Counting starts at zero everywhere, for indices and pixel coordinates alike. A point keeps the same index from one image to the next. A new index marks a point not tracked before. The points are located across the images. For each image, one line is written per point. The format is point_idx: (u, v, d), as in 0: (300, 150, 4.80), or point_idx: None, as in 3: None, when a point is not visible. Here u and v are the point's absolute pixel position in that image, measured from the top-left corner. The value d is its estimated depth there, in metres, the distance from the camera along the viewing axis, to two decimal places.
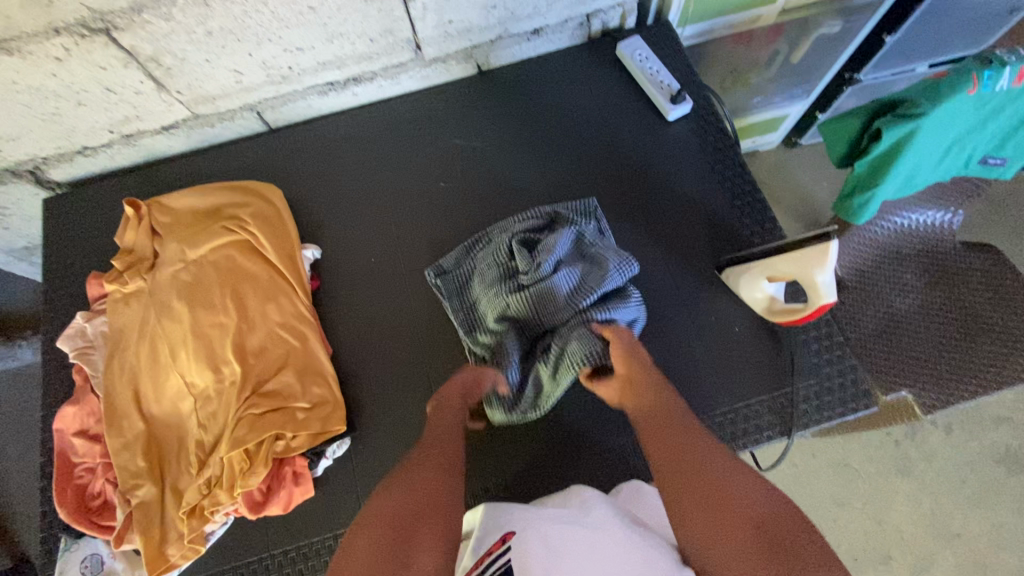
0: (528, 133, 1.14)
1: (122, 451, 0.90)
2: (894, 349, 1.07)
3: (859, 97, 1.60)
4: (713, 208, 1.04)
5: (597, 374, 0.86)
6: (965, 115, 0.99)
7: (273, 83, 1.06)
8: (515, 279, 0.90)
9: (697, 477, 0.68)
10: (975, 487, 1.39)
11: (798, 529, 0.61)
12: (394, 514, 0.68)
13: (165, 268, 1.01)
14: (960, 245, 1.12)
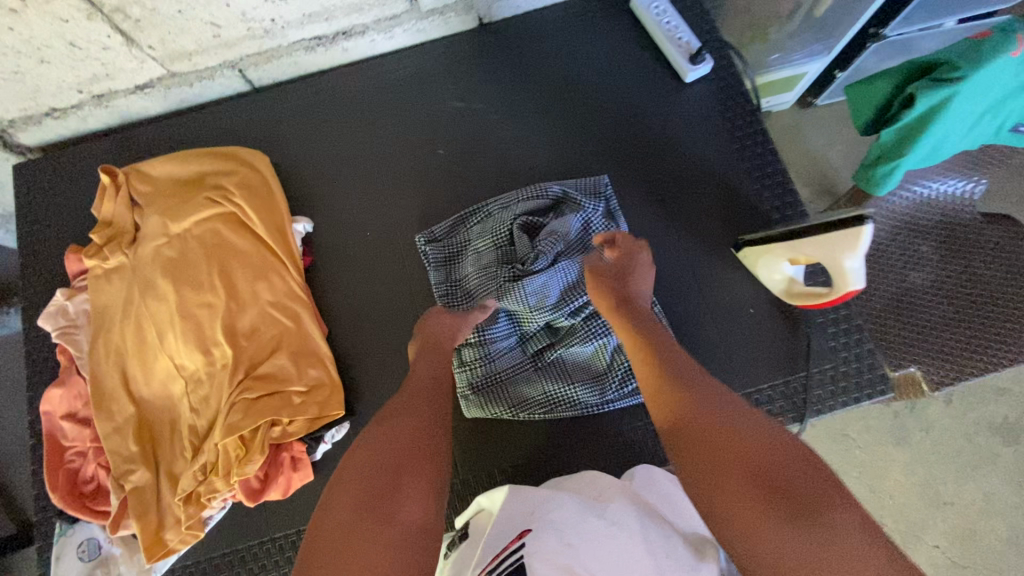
0: (534, 95, 1.05)
1: (113, 435, 0.87)
2: (908, 324, 0.99)
3: (881, 55, 1.42)
4: (732, 180, 0.98)
5: (587, 387, 0.91)
6: (1006, 79, 0.93)
7: (255, 38, 0.96)
8: (513, 267, 0.91)
9: (703, 428, 0.62)
10: (970, 456, 1.33)
11: (814, 480, 0.54)
12: (387, 471, 0.63)
13: (147, 242, 0.95)
14: (979, 215, 1.02)
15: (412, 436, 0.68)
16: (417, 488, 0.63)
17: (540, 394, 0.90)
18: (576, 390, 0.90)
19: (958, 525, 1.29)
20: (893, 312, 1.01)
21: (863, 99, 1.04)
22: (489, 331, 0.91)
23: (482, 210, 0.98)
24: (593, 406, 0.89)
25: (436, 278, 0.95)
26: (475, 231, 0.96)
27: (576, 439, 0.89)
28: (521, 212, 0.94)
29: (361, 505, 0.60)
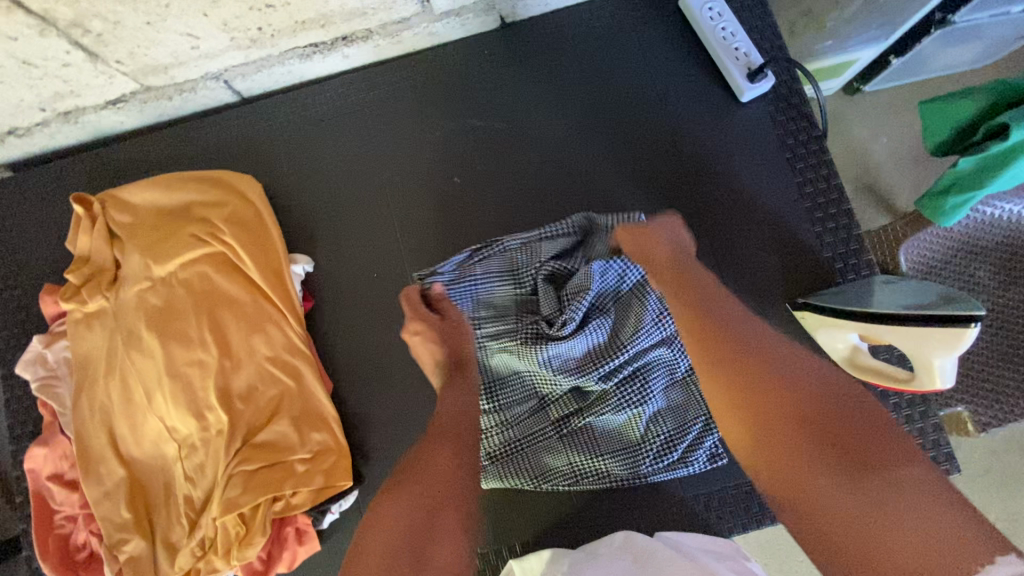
0: (562, 112, 0.91)
1: (103, 501, 0.80)
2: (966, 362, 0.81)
3: (942, 43, 1.16)
4: (788, 221, 0.86)
5: (619, 456, 0.82)
6: None
7: (240, 48, 0.82)
8: (534, 322, 0.79)
9: (761, 394, 0.61)
10: (999, 477, 1.19)
11: (881, 446, 0.54)
12: (417, 514, 0.61)
13: (128, 285, 0.85)
14: None
15: (443, 473, 0.65)
16: (448, 533, 0.61)
17: (565, 466, 0.82)
18: (605, 462, 0.81)
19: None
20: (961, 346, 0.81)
21: (939, 117, 0.81)
22: (504, 396, 0.82)
23: (498, 245, 0.83)
24: (625, 479, 0.82)
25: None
26: (489, 269, 0.82)
27: (604, 511, 0.82)
28: (546, 255, 0.81)
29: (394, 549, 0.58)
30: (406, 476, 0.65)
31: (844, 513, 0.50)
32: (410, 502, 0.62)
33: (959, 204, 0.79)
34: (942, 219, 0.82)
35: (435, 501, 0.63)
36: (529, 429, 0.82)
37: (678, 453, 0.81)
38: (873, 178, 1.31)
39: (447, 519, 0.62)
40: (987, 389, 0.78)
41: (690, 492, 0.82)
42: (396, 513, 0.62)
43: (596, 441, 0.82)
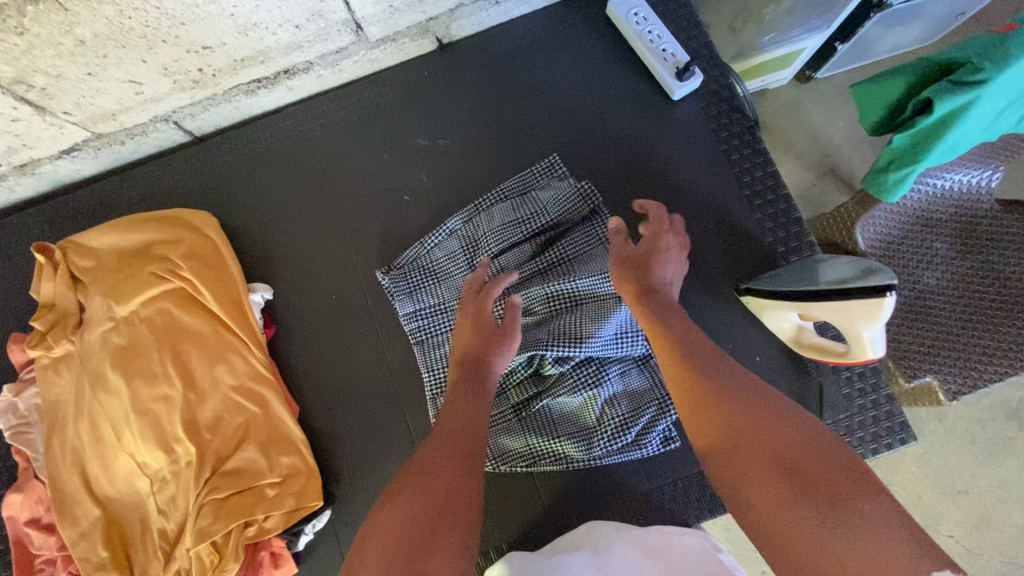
0: (504, 125, 0.94)
1: (80, 542, 0.81)
2: (922, 331, 0.84)
3: (885, 24, 1.19)
4: (729, 211, 0.88)
5: (580, 439, 0.83)
6: None
7: (184, 89, 0.85)
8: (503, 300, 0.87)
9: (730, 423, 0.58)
10: (985, 445, 1.20)
11: (844, 473, 0.50)
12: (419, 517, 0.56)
13: (92, 328, 0.86)
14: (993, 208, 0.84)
15: (449, 487, 0.60)
16: (449, 541, 0.55)
17: (522, 448, 0.84)
18: (562, 444, 0.83)
19: (974, 515, 1.18)
20: (911, 319, 0.85)
21: (871, 100, 0.83)
22: None
23: (444, 228, 0.90)
24: (580, 461, 0.83)
25: (404, 310, 0.88)
26: (442, 251, 0.90)
27: (573, 510, 0.83)
28: (502, 233, 0.87)
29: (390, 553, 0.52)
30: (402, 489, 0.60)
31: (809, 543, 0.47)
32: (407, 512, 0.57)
33: (900, 179, 0.80)
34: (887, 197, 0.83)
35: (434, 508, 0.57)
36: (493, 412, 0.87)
37: (632, 436, 0.83)
38: (826, 162, 1.35)
39: (452, 529, 0.56)
40: (943, 355, 0.82)
41: (658, 482, 0.84)
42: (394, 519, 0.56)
43: (557, 417, 0.85)
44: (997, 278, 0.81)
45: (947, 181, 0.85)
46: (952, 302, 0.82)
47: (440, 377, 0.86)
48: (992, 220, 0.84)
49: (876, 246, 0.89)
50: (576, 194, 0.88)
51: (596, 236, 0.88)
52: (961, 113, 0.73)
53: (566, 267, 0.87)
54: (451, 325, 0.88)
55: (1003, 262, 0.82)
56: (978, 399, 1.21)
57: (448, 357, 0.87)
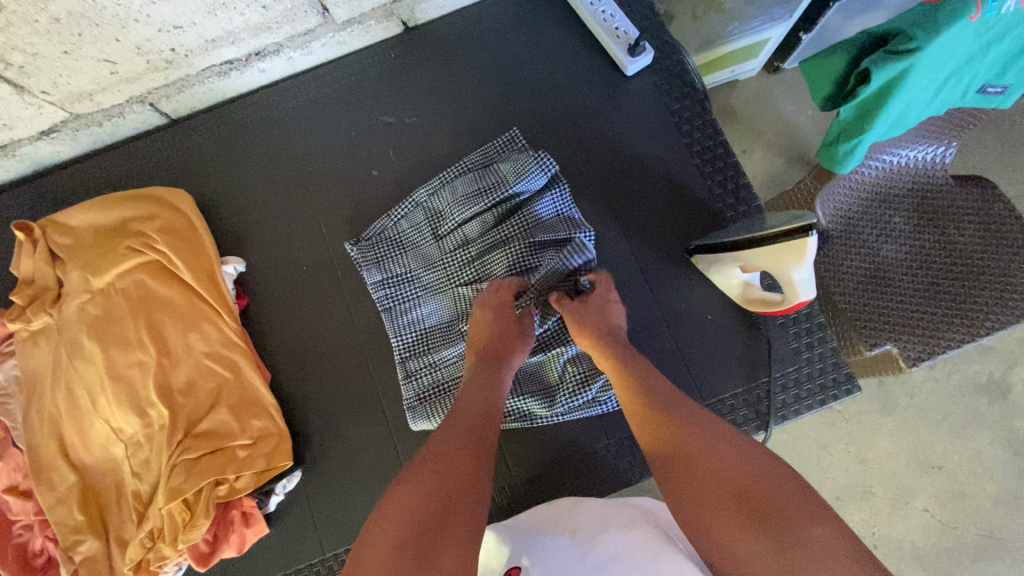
0: (467, 102, 0.98)
1: (57, 507, 0.83)
2: (881, 300, 0.86)
3: (849, 10, 1.24)
4: (681, 179, 0.92)
5: (545, 397, 0.87)
6: (965, 45, 0.74)
7: (158, 70, 0.90)
8: (468, 268, 0.90)
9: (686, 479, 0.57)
10: (954, 419, 1.23)
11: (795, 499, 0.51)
12: (430, 512, 0.55)
13: (70, 300, 0.89)
14: (952, 181, 0.88)
15: (463, 475, 0.60)
16: (460, 536, 0.54)
17: None
18: (527, 402, 0.86)
19: (947, 490, 1.21)
20: (870, 290, 0.87)
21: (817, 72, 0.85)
22: (436, 341, 0.90)
23: (411, 201, 0.93)
24: (543, 417, 0.87)
25: (371, 279, 0.91)
26: (408, 222, 0.93)
27: (534, 467, 0.87)
28: (466, 204, 0.91)
29: (400, 542, 0.52)
30: (417, 471, 0.60)
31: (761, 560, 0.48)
32: (421, 496, 0.57)
33: (849, 149, 0.82)
34: (838, 166, 0.86)
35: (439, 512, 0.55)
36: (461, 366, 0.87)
37: (593, 393, 0.86)
38: (789, 146, 1.40)
39: (458, 521, 0.55)
40: (901, 324, 0.82)
41: (618, 437, 0.87)
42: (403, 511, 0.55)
43: (524, 376, 0.89)
44: (955, 248, 0.84)
45: (904, 157, 0.89)
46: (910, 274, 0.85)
47: (410, 341, 0.90)
48: (951, 195, 0.88)
49: (835, 222, 0.91)
50: (533, 161, 0.89)
51: (557, 202, 0.90)
52: (898, 80, 0.74)
53: (528, 233, 0.89)
54: (419, 293, 0.91)
55: (959, 232, 0.85)
56: (947, 374, 1.24)
57: (416, 322, 0.91)
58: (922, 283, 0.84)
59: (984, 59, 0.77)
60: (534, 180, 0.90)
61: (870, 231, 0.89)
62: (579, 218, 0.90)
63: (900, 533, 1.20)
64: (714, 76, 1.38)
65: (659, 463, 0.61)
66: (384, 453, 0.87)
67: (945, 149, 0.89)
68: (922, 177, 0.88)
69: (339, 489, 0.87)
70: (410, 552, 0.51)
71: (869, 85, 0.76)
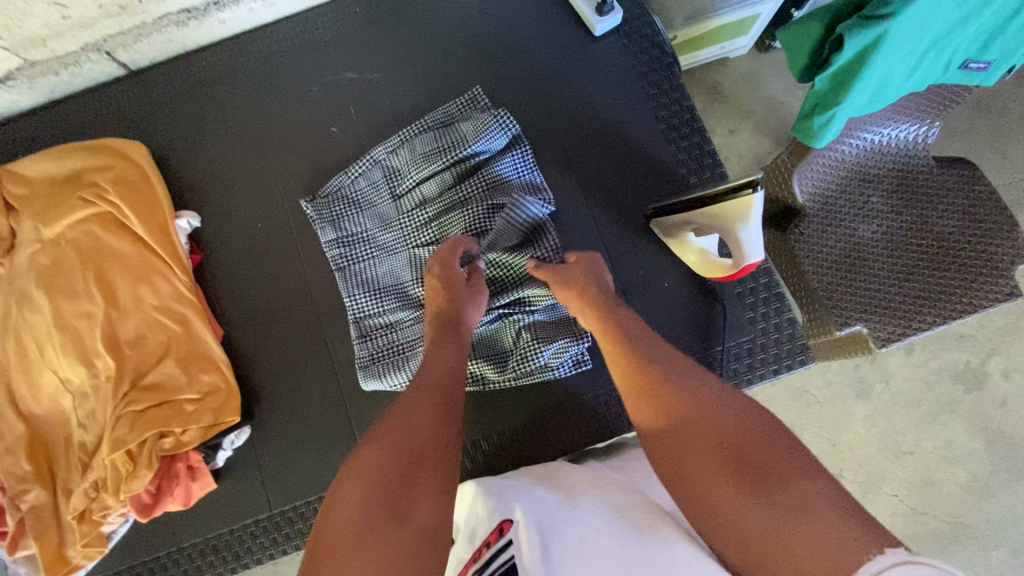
0: (431, 60, 0.95)
1: (4, 455, 0.83)
2: (855, 281, 0.84)
3: None
4: (645, 144, 0.90)
5: (498, 361, 0.86)
6: (946, 13, 0.69)
7: (111, 15, 0.87)
8: (424, 228, 0.88)
9: (675, 444, 0.54)
10: (930, 406, 1.22)
11: (785, 453, 0.48)
12: (399, 469, 0.54)
13: (20, 250, 0.88)
14: (932, 161, 0.87)
15: (431, 433, 0.58)
16: (432, 489, 0.53)
17: None
18: (480, 365, 0.86)
19: (918, 476, 1.20)
20: (845, 270, 0.85)
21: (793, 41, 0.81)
22: (391, 302, 0.88)
23: (368, 159, 0.91)
24: (495, 381, 0.86)
25: (326, 237, 0.90)
26: (367, 181, 0.92)
27: (484, 431, 0.86)
28: (424, 163, 0.89)
29: (370, 500, 0.51)
30: (386, 431, 0.58)
31: (756, 516, 0.45)
32: (388, 455, 0.55)
33: (825, 121, 0.78)
34: (812, 141, 0.82)
35: (409, 466, 0.54)
36: (419, 327, 0.86)
37: (542, 360, 0.85)
38: (773, 122, 1.37)
39: (429, 475, 0.54)
40: (873, 305, 0.81)
41: (572, 403, 0.86)
42: (373, 468, 0.54)
43: (482, 341, 0.87)
44: (930, 231, 0.84)
45: (876, 136, 0.86)
46: (886, 254, 0.83)
47: (365, 301, 0.88)
48: (929, 176, 0.86)
49: (813, 200, 0.88)
50: (493, 120, 0.88)
51: (517, 162, 0.88)
52: (871, 49, 0.70)
53: (487, 193, 0.87)
54: (375, 253, 0.90)
55: (936, 215, 0.84)
56: (925, 360, 1.23)
57: (371, 282, 0.89)
58: (898, 265, 0.83)
59: (967, 29, 0.72)
60: (495, 140, 0.88)
61: (848, 210, 0.87)
62: (540, 181, 0.88)
63: None
64: (705, 52, 1.34)
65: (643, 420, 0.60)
66: (336, 412, 0.87)
67: (928, 129, 0.87)
68: (902, 157, 0.87)
69: (290, 448, 0.86)
70: (379, 507, 0.50)
71: (842, 55, 0.71)
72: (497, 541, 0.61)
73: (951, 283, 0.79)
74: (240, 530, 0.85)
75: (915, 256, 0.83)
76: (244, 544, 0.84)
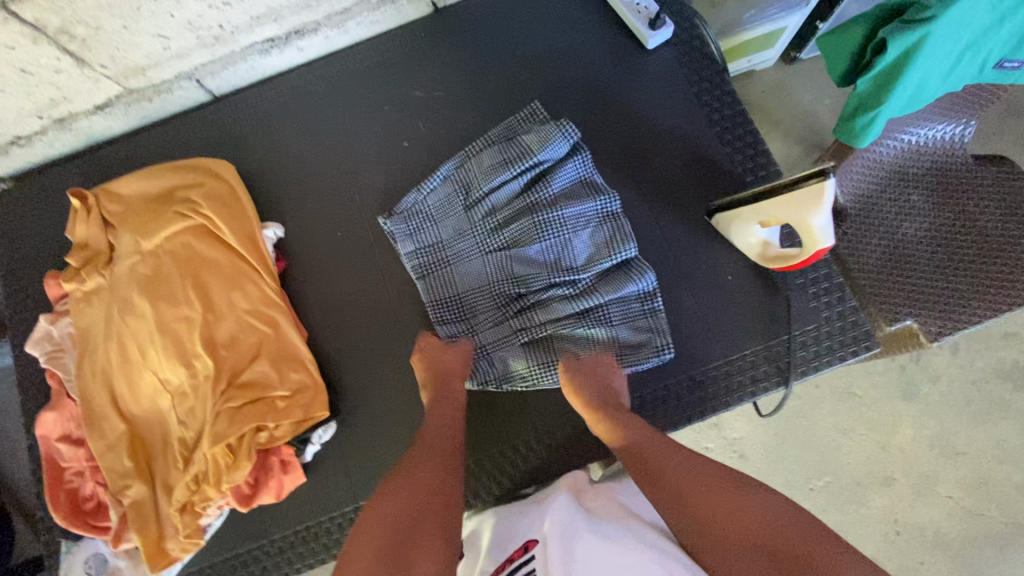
0: (493, 76, 1.02)
1: (107, 453, 0.88)
2: (903, 278, 0.86)
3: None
4: (701, 147, 0.96)
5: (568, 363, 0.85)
6: (981, 15, 0.74)
7: (206, 46, 0.96)
8: (500, 235, 0.93)
9: (706, 518, 0.61)
10: (980, 405, 1.22)
11: (810, 537, 0.56)
12: (402, 523, 0.64)
13: (119, 261, 0.94)
14: (968, 159, 0.89)
15: (428, 494, 0.68)
16: (431, 544, 0.62)
17: (522, 368, 0.89)
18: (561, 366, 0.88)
19: (971, 475, 1.20)
20: (890, 268, 0.87)
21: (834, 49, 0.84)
22: (471, 305, 0.93)
23: (438, 175, 0.97)
24: None
25: (405, 249, 0.95)
26: (438, 196, 0.97)
27: (561, 423, 0.88)
28: (495, 172, 0.94)
29: (379, 554, 0.60)
30: (395, 489, 0.69)
31: None
32: (397, 511, 0.66)
33: (868, 121, 0.81)
34: (853, 143, 0.85)
35: (412, 523, 0.64)
36: (499, 328, 0.91)
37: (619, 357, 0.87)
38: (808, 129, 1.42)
39: (431, 530, 0.64)
40: (922, 302, 0.83)
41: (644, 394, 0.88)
42: (381, 525, 0.64)
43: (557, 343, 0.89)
44: (975, 227, 0.85)
45: (915, 136, 0.90)
46: (931, 250, 0.85)
47: (444, 307, 0.93)
48: (968, 173, 0.88)
49: (854, 198, 0.91)
50: (557, 130, 0.92)
51: (580, 167, 0.93)
52: (914, 48, 0.74)
53: (556, 198, 0.92)
54: (451, 260, 0.95)
55: (978, 210, 0.86)
56: (970, 358, 1.23)
57: (451, 287, 0.94)
58: (944, 260, 0.84)
59: (1000, 32, 0.77)
60: (558, 148, 0.93)
61: (890, 208, 0.89)
62: (601, 184, 0.93)
63: (924, 519, 1.19)
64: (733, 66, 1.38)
65: (663, 496, 0.66)
66: (416, 408, 0.91)
67: (964, 128, 0.91)
68: (939, 155, 0.90)
69: (374, 443, 0.91)
70: (385, 556, 0.60)
71: (886, 54, 0.76)
72: (521, 556, 0.66)
73: (999, 276, 0.81)
74: (330, 521, 0.89)
75: (959, 251, 0.84)
76: (337, 534, 0.88)
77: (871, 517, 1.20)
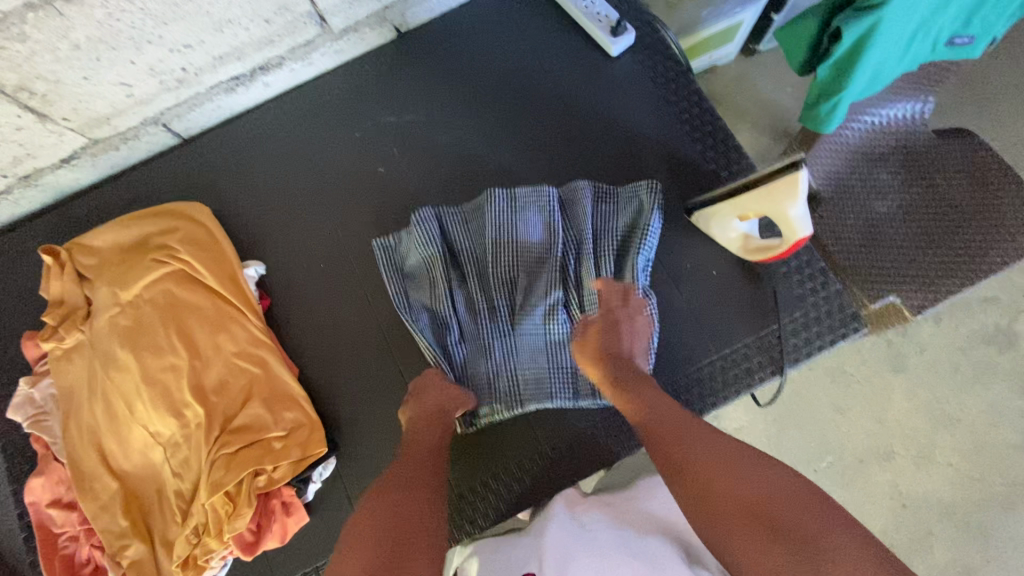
0: (463, 95, 1.03)
1: (101, 514, 0.85)
2: (880, 255, 0.87)
3: None
4: (673, 147, 0.97)
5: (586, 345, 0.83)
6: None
7: (169, 89, 0.95)
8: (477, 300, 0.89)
9: (708, 489, 0.61)
10: (967, 371, 1.24)
11: (808, 510, 0.56)
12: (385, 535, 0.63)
13: (98, 315, 0.92)
14: (930, 133, 0.91)
15: (412, 512, 0.66)
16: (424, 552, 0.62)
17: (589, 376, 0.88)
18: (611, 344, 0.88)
19: (969, 441, 1.21)
20: (868, 247, 0.88)
21: (791, 40, 0.85)
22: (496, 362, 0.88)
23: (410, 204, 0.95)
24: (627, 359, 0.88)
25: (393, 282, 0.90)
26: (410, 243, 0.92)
27: (563, 435, 0.88)
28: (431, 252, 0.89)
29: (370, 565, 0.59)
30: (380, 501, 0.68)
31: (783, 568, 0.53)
32: (385, 521, 0.64)
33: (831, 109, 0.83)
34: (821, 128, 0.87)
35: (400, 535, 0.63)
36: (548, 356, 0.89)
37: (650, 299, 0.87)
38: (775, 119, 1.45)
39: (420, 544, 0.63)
40: (902, 277, 0.85)
41: None
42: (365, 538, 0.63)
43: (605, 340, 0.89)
44: (945, 197, 0.87)
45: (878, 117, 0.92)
46: (903, 226, 0.87)
47: (488, 369, 0.88)
48: (931, 146, 0.90)
49: (826, 183, 0.92)
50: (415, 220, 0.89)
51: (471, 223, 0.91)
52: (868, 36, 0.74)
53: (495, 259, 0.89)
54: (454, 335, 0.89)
55: (945, 181, 0.87)
56: (953, 327, 1.25)
57: (474, 361, 0.88)
58: (918, 234, 0.86)
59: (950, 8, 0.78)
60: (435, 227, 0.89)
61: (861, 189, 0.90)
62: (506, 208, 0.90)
63: (927, 489, 1.20)
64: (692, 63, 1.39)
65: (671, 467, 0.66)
66: None
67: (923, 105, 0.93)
68: (903, 132, 0.91)
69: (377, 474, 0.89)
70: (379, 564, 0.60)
71: (842, 44, 0.76)
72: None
73: (972, 245, 0.83)
74: None
75: (932, 224, 0.86)
76: None
77: (879, 493, 1.20)
